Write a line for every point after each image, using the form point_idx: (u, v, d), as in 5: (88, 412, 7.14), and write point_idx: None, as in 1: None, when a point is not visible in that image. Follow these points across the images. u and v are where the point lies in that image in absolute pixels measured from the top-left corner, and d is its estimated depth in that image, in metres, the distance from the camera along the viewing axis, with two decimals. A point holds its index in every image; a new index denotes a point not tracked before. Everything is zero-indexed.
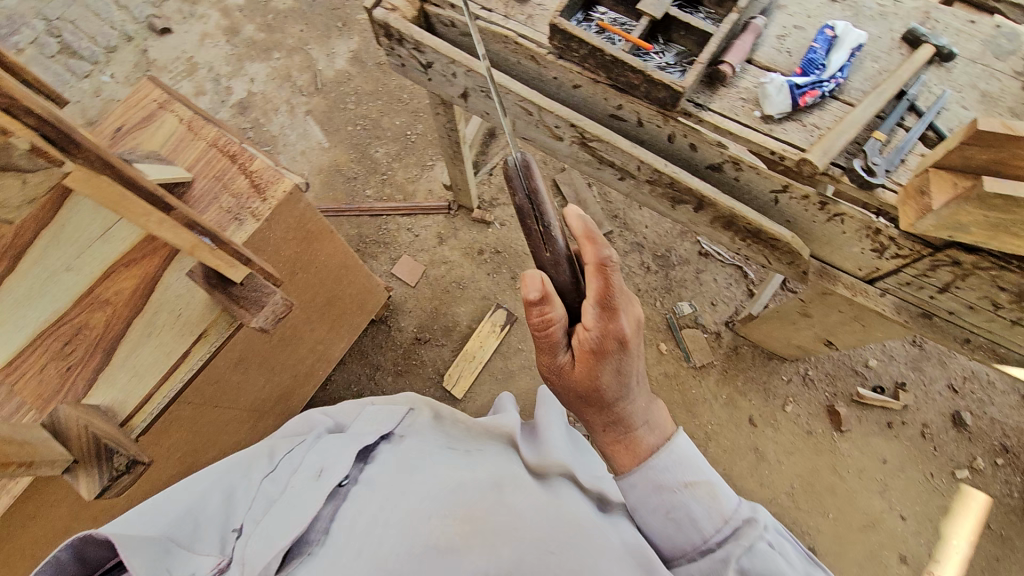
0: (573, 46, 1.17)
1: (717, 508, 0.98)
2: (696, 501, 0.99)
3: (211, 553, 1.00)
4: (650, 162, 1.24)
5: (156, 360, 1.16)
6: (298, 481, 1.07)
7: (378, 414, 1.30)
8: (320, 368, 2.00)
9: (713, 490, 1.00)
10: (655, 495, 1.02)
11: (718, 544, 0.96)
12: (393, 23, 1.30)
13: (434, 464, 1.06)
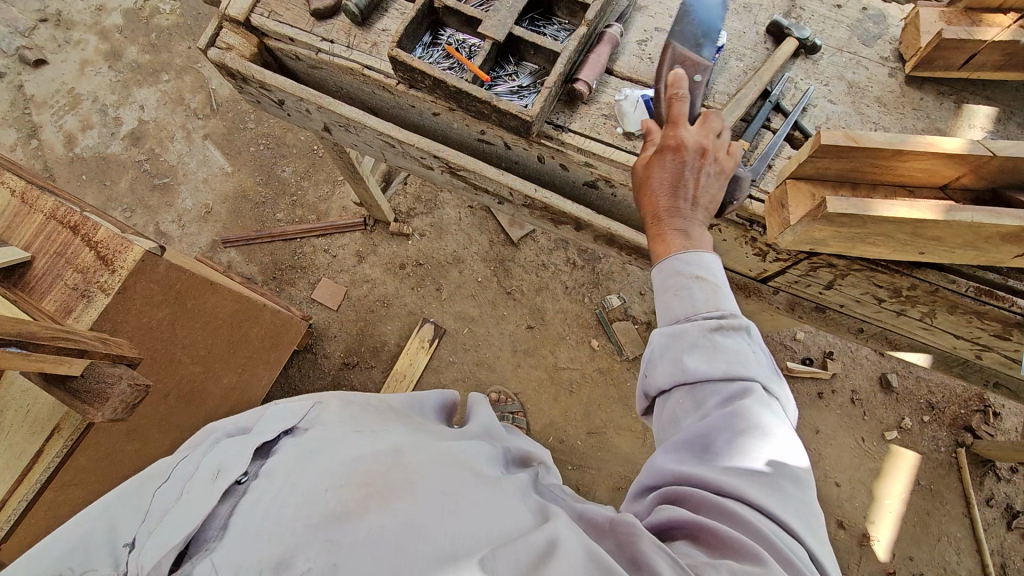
0: (417, 78, 1.08)
1: (718, 301, 0.85)
2: (702, 294, 0.86)
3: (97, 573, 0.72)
4: (520, 188, 1.18)
5: (6, 465, 1.07)
6: (194, 481, 0.80)
7: (281, 412, 0.98)
8: (240, 413, 1.93)
9: (719, 289, 0.87)
10: (668, 284, 0.90)
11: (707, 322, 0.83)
12: (230, 63, 1.20)
13: (347, 443, 0.83)
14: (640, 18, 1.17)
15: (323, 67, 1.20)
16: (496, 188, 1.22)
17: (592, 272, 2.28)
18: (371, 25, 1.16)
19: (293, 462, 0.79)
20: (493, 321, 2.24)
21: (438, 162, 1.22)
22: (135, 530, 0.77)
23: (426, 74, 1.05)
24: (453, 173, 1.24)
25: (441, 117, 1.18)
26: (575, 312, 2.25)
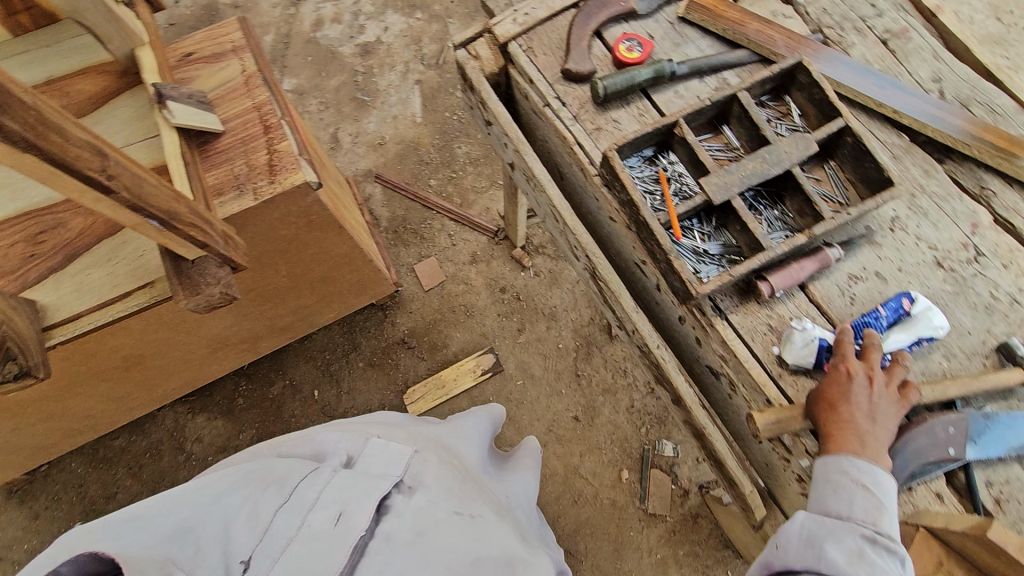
0: (616, 184, 1.05)
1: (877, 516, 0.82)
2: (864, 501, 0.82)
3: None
4: (645, 335, 1.11)
5: (102, 286, 1.17)
6: (317, 514, 0.92)
7: (384, 451, 1.09)
8: (295, 328, 2.04)
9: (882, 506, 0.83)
10: (830, 477, 0.85)
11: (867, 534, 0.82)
12: (469, 71, 1.23)
13: (449, 532, 0.96)
14: (867, 253, 1.03)
15: (541, 119, 1.20)
16: (622, 317, 1.15)
17: (664, 409, 2.15)
18: (607, 109, 1.14)
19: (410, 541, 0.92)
20: (547, 390, 2.19)
21: (586, 262, 1.18)
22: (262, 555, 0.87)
23: (626, 190, 1.02)
24: (594, 279, 1.19)
25: (616, 225, 1.13)
26: (625, 433, 2.14)
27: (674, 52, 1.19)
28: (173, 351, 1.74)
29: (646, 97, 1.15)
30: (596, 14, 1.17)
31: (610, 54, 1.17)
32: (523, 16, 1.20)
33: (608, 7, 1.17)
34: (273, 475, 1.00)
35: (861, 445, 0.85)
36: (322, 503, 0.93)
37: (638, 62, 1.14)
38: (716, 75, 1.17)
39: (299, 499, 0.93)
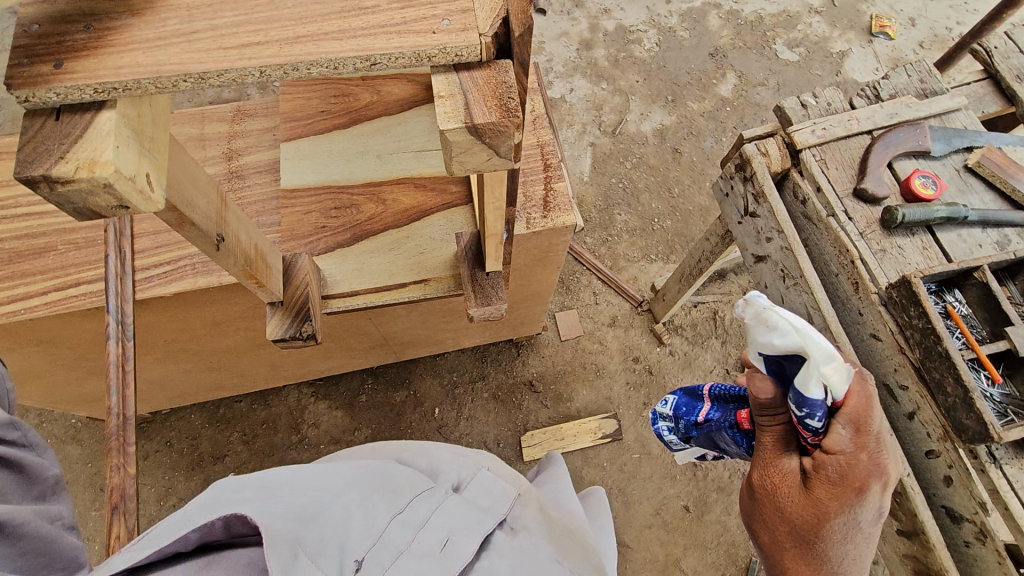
0: (910, 308, 1.08)
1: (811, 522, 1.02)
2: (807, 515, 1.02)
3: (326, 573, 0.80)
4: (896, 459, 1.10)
5: (380, 273, 1.23)
6: (423, 537, 0.87)
7: (490, 487, 1.08)
8: (442, 344, 2.08)
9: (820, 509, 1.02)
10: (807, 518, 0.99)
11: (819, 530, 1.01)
12: (755, 165, 1.30)
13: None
14: None
15: (816, 225, 1.26)
16: None
17: None
18: (892, 234, 1.19)
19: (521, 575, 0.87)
20: (663, 472, 2.17)
21: None
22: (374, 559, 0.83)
23: (926, 316, 1.05)
24: None
25: (880, 343, 1.17)
26: (732, 538, 2.10)
27: (959, 197, 1.24)
28: (349, 338, 1.80)
29: (931, 233, 1.19)
30: (895, 145, 1.24)
31: (902, 185, 1.23)
32: (822, 129, 1.27)
33: (908, 142, 1.25)
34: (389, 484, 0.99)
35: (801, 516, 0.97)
36: (430, 526, 0.90)
37: (931, 199, 1.20)
38: (998, 229, 1.21)
39: (410, 512, 0.92)
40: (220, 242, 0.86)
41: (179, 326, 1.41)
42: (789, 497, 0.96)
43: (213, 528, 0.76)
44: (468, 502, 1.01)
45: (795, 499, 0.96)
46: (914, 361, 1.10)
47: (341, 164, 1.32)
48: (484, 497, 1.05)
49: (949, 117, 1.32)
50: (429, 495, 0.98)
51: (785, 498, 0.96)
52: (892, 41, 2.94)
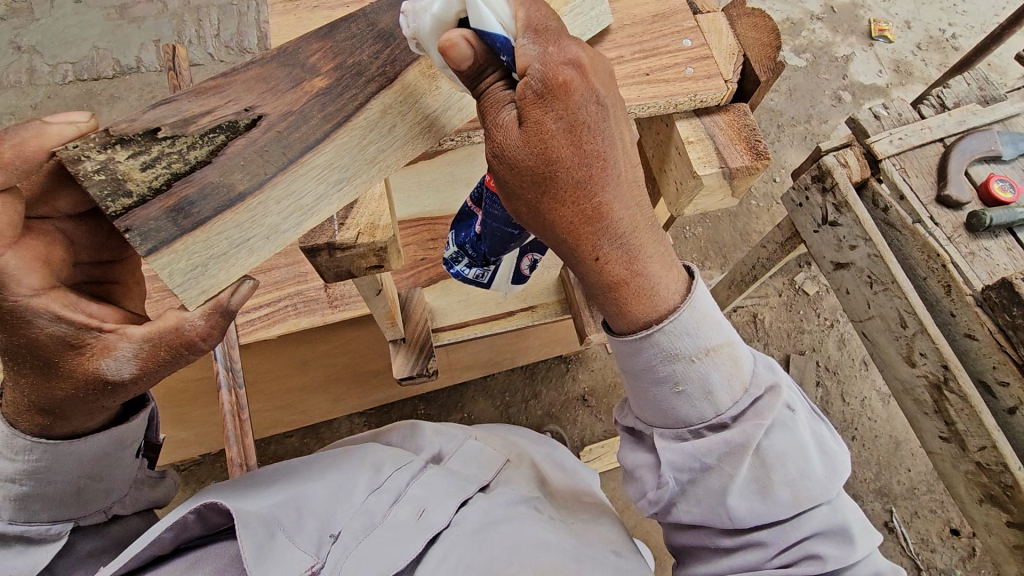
0: (1012, 309, 1.12)
1: (736, 376, 0.75)
2: (715, 370, 0.74)
3: (304, 550, 0.90)
4: (1007, 454, 1.13)
5: (487, 302, 1.22)
6: (398, 509, 0.98)
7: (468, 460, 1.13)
8: (496, 365, 1.98)
9: (734, 356, 0.75)
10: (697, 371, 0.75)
11: (730, 418, 0.75)
12: (837, 175, 1.34)
13: (518, 523, 0.95)
14: None
15: (900, 232, 1.30)
16: (969, 430, 1.19)
17: None
18: (977, 237, 1.25)
19: (475, 534, 0.93)
20: None
21: (936, 370, 1.22)
22: (350, 531, 0.95)
23: None
24: (937, 388, 1.23)
25: (976, 342, 1.21)
26: None
27: None
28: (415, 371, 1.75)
29: (1013, 234, 1.25)
30: (970, 151, 1.30)
31: (980, 189, 1.28)
32: (899, 139, 1.33)
33: (982, 149, 1.31)
34: (369, 459, 1.09)
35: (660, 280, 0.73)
36: (405, 499, 1.00)
37: (1011, 201, 1.26)
38: None
39: (390, 484, 1.03)
40: (379, 258, 0.81)
41: (268, 367, 1.36)
42: (522, 199, 0.69)
43: (185, 526, 0.86)
44: (446, 472, 1.07)
45: (548, 224, 0.69)
46: (1017, 358, 1.14)
47: (431, 196, 1.32)
48: (464, 466, 1.11)
49: (1011, 122, 1.38)
50: (407, 466, 1.08)
51: (533, 217, 0.70)
52: (891, 45, 3.05)
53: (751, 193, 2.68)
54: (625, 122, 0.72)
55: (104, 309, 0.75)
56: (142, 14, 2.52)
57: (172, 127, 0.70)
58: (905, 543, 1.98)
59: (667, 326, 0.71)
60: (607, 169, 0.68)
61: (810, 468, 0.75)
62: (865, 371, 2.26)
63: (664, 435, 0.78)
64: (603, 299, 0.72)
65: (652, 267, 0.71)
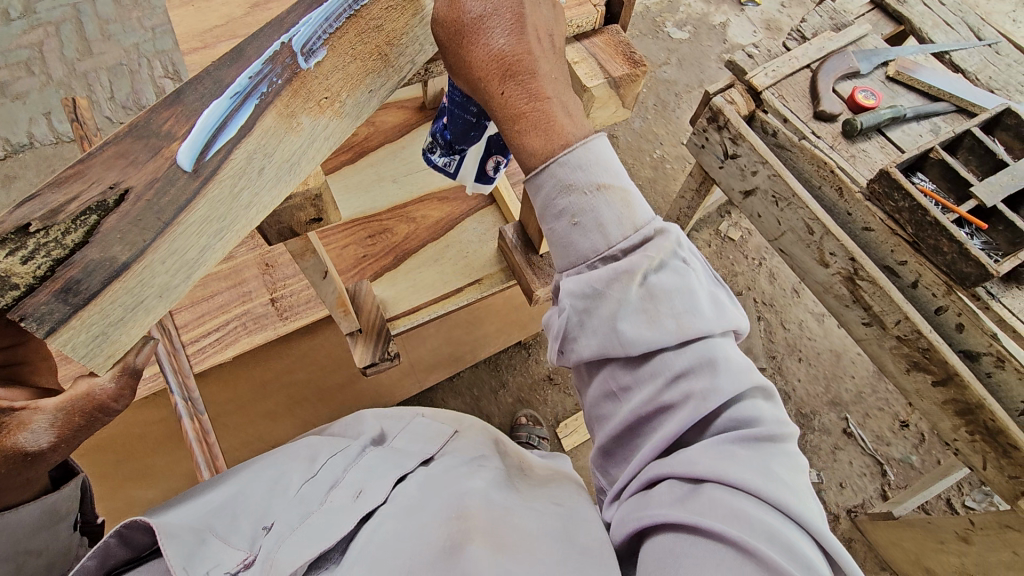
0: (894, 194, 1.28)
1: (629, 214, 0.72)
2: (607, 204, 0.71)
3: (237, 548, 0.74)
4: (915, 321, 1.27)
5: (435, 283, 1.26)
6: (335, 492, 0.83)
7: (417, 435, 0.99)
8: (458, 362, 1.99)
9: (628, 198, 0.72)
10: (569, 207, 0.72)
11: (623, 251, 0.71)
12: (727, 111, 1.48)
13: (463, 485, 0.82)
14: None
15: (790, 150, 1.45)
16: (883, 309, 1.33)
17: (802, 437, 2.17)
18: (855, 141, 1.41)
19: (418, 505, 0.80)
20: None
21: (846, 264, 1.36)
22: (284, 522, 0.78)
23: (910, 197, 1.25)
24: (851, 281, 1.37)
25: (873, 233, 1.36)
26: None
27: (892, 102, 1.49)
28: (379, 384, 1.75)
29: (883, 134, 1.42)
30: (833, 71, 1.48)
31: (848, 101, 1.45)
32: (773, 71, 1.50)
33: (843, 67, 1.48)
34: (303, 452, 0.95)
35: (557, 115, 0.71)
36: (343, 482, 0.85)
37: (875, 107, 1.43)
38: (928, 119, 1.46)
39: (324, 474, 0.88)
40: (316, 207, 0.81)
41: (226, 398, 1.33)
42: (446, 48, 0.73)
43: (109, 551, 0.69)
44: (391, 450, 0.94)
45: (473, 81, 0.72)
46: (908, 236, 1.30)
47: (362, 197, 1.37)
48: (412, 442, 0.96)
49: (862, 42, 1.57)
50: (346, 452, 0.93)
51: (464, 69, 0.72)
52: (759, 7, 3.33)
53: (664, 159, 2.85)
54: (544, 8, 0.74)
55: (9, 394, 0.67)
56: (24, 89, 2.42)
57: (41, 218, 0.62)
58: (864, 442, 2.14)
59: (561, 159, 0.70)
60: (519, 21, 0.69)
61: (700, 306, 0.70)
62: (797, 297, 2.44)
63: (567, 270, 0.74)
64: (507, 134, 0.72)
65: (552, 108, 0.70)
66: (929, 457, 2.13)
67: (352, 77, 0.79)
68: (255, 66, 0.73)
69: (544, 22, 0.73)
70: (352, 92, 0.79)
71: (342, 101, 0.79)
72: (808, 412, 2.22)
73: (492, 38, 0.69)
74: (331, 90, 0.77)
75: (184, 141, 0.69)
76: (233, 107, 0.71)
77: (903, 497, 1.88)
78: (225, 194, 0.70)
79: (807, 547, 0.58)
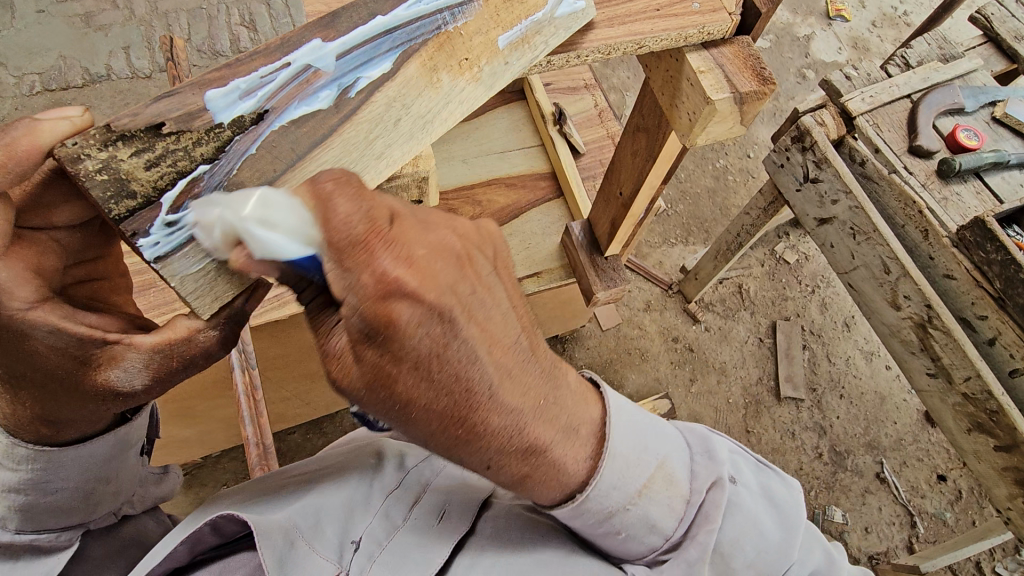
0: (985, 245, 1.21)
1: (671, 493, 0.69)
2: (652, 503, 0.68)
3: (326, 560, 0.75)
4: (988, 381, 1.21)
5: None
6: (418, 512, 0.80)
7: None
8: None
9: (665, 474, 0.69)
10: (607, 530, 0.67)
11: (682, 535, 0.69)
12: (816, 133, 1.42)
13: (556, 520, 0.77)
14: None
15: (878, 183, 1.38)
16: (953, 363, 1.27)
17: (832, 475, 2.11)
18: (949, 182, 1.34)
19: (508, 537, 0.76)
20: None
21: (920, 310, 1.30)
22: (373, 537, 0.78)
23: (1004, 250, 1.18)
24: (921, 327, 1.31)
25: (954, 281, 1.29)
26: None
27: (995, 146, 1.40)
28: None
29: (980, 179, 1.34)
30: (936, 105, 1.40)
31: (948, 139, 1.37)
32: (871, 97, 1.42)
33: (947, 102, 1.40)
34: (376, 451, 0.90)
35: (562, 445, 0.63)
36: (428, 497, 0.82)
37: (976, 149, 1.35)
38: None
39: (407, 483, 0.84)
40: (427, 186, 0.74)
41: (275, 353, 1.35)
42: (401, 429, 0.59)
43: (200, 537, 0.74)
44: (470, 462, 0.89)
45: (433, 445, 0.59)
46: (994, 291, 1.23)
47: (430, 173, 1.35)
48: None
49: (969, 78, 1.48)
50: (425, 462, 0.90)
51: (412, 430, 0.58)
52: (849, 24, 3.17)
53: (727, 170, 2.76)
54: (486, 297, 0.59)
55: (102, 319, 0.66)
56: (107, 21, 2.46)
57: (176, 120, 0.62)
58: (896, 490, 2.07)
59: (591, 495, 0.65)
60: (473, 382, 0.57)
61: (769, 536, 0.68)
62: (846, 332, 2.36)
63: (631, 558, 0.71)
64: (516, 491, 0.65)
65: (554, 456, 0.63)
66: (964, 517, 2.05)
67: (493, 43, 0.75)
68: (412, 8, 0.72)
69: (502, 324, 0.60)
70: (491, 59, 0.75)
71: (479, 68, 0.75)
72: (842, 450, 2.15)
73: (433, 369, 0.55)
74: (473, 53, 0.74)
75: (247, 98, 0.65)
76: (378, 50, 0.70)
77: (933, 554, 1.82)
78: (353, 136, 0.68)
79: None
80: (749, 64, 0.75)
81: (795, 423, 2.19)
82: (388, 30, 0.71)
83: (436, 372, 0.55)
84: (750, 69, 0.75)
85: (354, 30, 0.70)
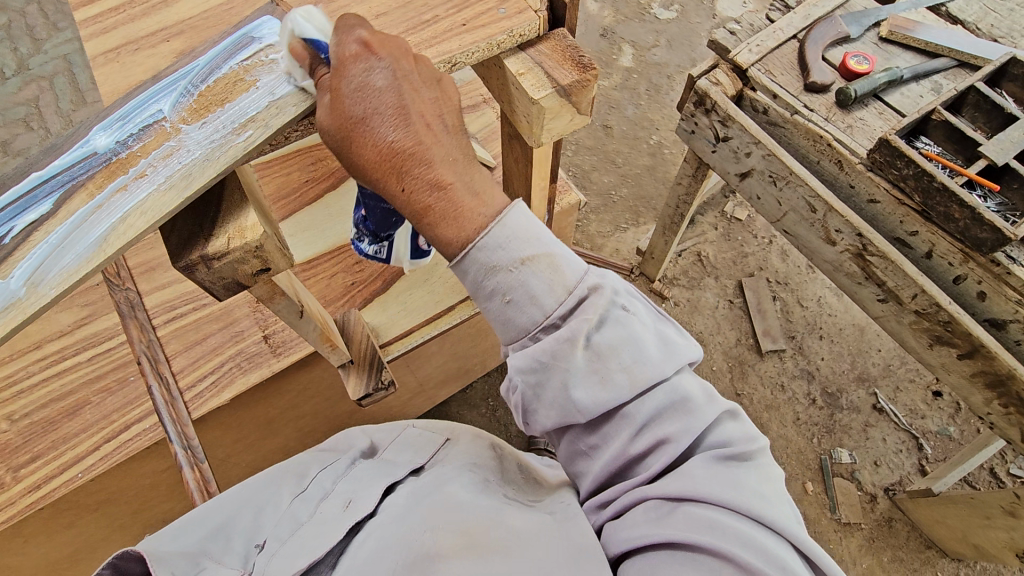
0: (896, 162, 1.21)
1: (559, 280, 0.68)
2: (534, 276, 0.68)
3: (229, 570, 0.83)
4: (934, 294, 1.20)
5: (425, 303, 1.28)
6: (324, 508, 0.90)
7: (411, 442, 1.06)
8: (469, 375, 1.94)
9: (555, 262, 0.69)
10: (484, 283, 0.68)
11: (562, 320, 0.69)
12: (713, 94, 1.42)
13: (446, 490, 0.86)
14: None
15: (784, 127, 1.39)
16: (898, 285, 1.26)
17: (830, 417, 2.10)
18: (850, 110, 1.34)
19: (402, 517, 0.83)
20: None
21: (854, 241, 1.30)
22: (275, 537, 0.87)
23: (914, 163, 1.18)
24: (860, 257, 1.31)
25: (879, 205, 1.29)
26: (796, 446, 2.07)
27: (887, 64, 1.41)
28: (391, 409, 1.72)
29: (880, 99, 1.36)
30: (821, 39, 1.41)
31: (840, 69, 1.39)
32: (757, 46, 1.43)
33: (830, 35, 1.42)
34: (294, 472, 1.02)
35: (467, 206, 0.67)
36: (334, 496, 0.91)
37: (869, 72, 1.36)
38: (928, 78, 1.38)
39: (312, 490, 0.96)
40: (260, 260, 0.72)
41: (234, 439, 1.33)
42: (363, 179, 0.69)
43: None
44: (379, 463, 1.00)
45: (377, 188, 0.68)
46: (917, 204, 1.23)
47: (342, 223, 1.35)
48: (400, 453, 1.03)
49: (850, 5, 1.50)
50: (334, 466, 1.02)
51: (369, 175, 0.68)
52: None
53: (662, 145, 2.77)
54: (424, 89, 0.69)
55: None
56: None
57: None
58: (895, 417, 2.06)
59: (475, 246, 0.67)
60: (404, 131, 0.66)
61: (648, 352, 0.70)
62: (812, 272, 2.35)
63: (509, 343, 0.72)
64: (419, 229, 0.69)
65: (455, 194, 0.66)
66: (968, 427, 2.04)
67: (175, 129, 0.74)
68: (73, 159, 0.76)
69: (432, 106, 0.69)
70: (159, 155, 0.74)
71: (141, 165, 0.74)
72: (834, 391, 2.14)
73: (371, 110, 0.65)
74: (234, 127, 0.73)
75: None
76: (36, 198, 0.74)
77: (942, 473, 1.79)
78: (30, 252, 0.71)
79: (783, 552, 0.64)
80: (575, 54, 0.76)
81: (782, 374, 2.18)
82: (46, 179, 0.75)
83: (384, 123, 0.66)
84: (570, 58, 0.76)
85: (14, 187, 0.76)
